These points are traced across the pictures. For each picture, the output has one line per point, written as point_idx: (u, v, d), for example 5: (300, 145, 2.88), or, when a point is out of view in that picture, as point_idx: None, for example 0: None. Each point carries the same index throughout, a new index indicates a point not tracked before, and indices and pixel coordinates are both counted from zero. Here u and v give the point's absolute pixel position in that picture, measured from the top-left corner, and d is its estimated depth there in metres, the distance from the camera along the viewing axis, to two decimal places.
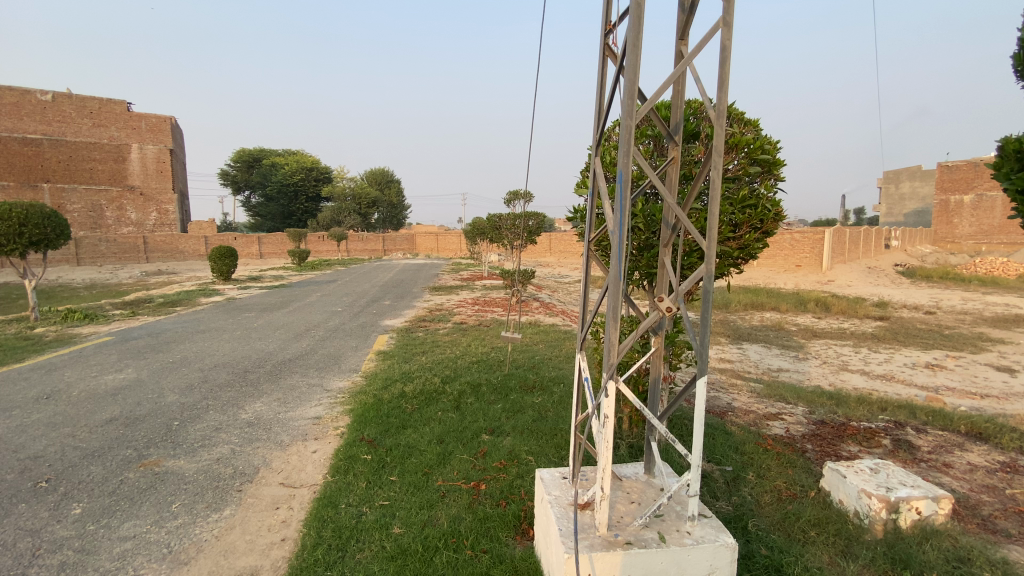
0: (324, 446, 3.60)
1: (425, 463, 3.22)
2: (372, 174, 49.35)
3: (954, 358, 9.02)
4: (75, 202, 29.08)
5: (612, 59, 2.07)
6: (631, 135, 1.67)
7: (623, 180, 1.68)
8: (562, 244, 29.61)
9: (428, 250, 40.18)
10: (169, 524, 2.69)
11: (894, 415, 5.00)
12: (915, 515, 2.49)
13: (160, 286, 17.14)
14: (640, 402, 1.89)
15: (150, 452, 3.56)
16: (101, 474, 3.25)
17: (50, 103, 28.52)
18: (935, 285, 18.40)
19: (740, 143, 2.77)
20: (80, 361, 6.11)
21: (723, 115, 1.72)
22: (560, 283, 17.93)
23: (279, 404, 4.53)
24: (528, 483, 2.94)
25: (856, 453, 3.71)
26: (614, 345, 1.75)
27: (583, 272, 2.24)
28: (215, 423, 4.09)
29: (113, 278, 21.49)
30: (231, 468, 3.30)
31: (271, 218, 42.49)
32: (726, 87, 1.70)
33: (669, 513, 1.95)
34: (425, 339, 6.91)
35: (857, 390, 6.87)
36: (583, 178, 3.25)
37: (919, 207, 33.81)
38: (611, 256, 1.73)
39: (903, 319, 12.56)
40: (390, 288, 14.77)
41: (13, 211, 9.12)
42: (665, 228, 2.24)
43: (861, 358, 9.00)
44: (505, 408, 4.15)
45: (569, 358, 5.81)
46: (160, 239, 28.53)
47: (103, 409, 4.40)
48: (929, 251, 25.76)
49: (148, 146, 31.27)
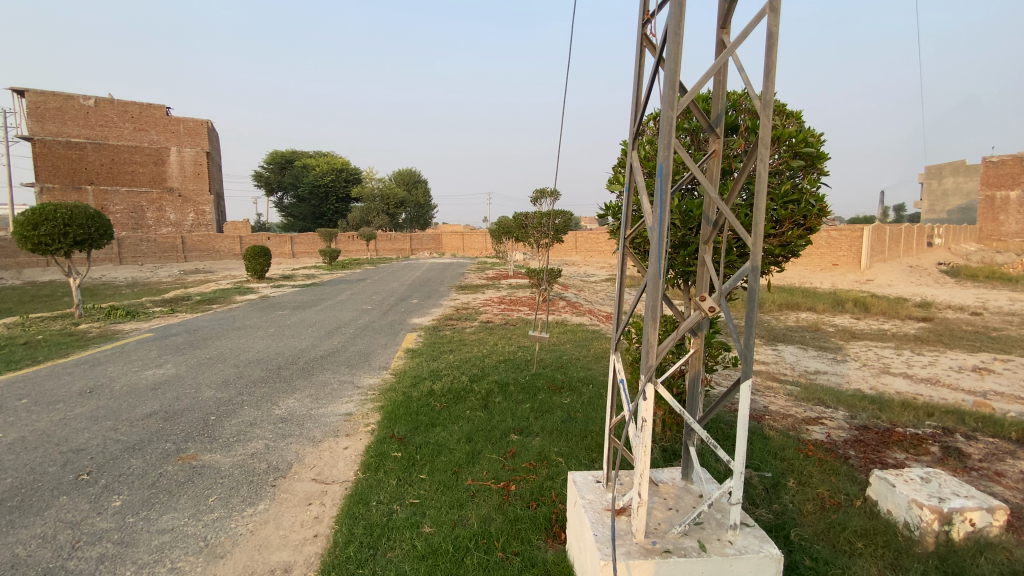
0: (355, 443, 3.63)
1: (454, 462, 3.20)
2: (400, 175, 50.11)
3: (1003, 361, 8.55)
4: (118, 204, 30.46)
5: (650, 50, 2.00)
6: (671, 127, 1.60)
7: (664, 173, 1.60)
8: (588, 243, 29.32)
9: (454, 249, 40.54)
10: (205, 517, 2.75)
11: (942, 420, 4.76)
12: (969, 527, 2.35)
13: (197, 285, 17.75)
14: (680, 406, 1.81)
15: (188, 446, 3.65)
16: (140, 467, 3.35)
17: (93, 109, 29.75)
18: (982, 284, 17.53)
19: (782, 135, 2.66)
20: (122, 356, 6.34)
21: (770, 105, 1.63)
22: (586, 283, 17.80)
23: (312, 400, 4.60)
24: (559, 485, 2.89)
25: (903, 461, 3.54)
26: (653, 347, 1.68)
27: (618, 271, 2.17)
28: (250, 418, 4.17)
29: (153, 276, 22.39)
30: (264, 464, 3.35)
31: (302, 218, 43.52)
32: (773, 75, 1.62)
33: (709, 521, 1.88)
34: (452, 338, 6.93)
35: (900, 394, 6.57)
36: (616, 173, 3.18)
37: (964, 203, 32.23)
38: (650, 254, 1.66)
39: (947, 320, 11.98)
40: (417, 286, 14.92)
41: (58, 212, 9.55)
42: (706, 225, 2.16)
43: (902, 360, 8.63)
44: (534, 408, 4.11)
45: (598, 358, 5.74)
46: (197, 239, 29.61)
47: (143, 404, 4.54)
48: (973, 249, 24.56)
49: (185, 149, 32.39)
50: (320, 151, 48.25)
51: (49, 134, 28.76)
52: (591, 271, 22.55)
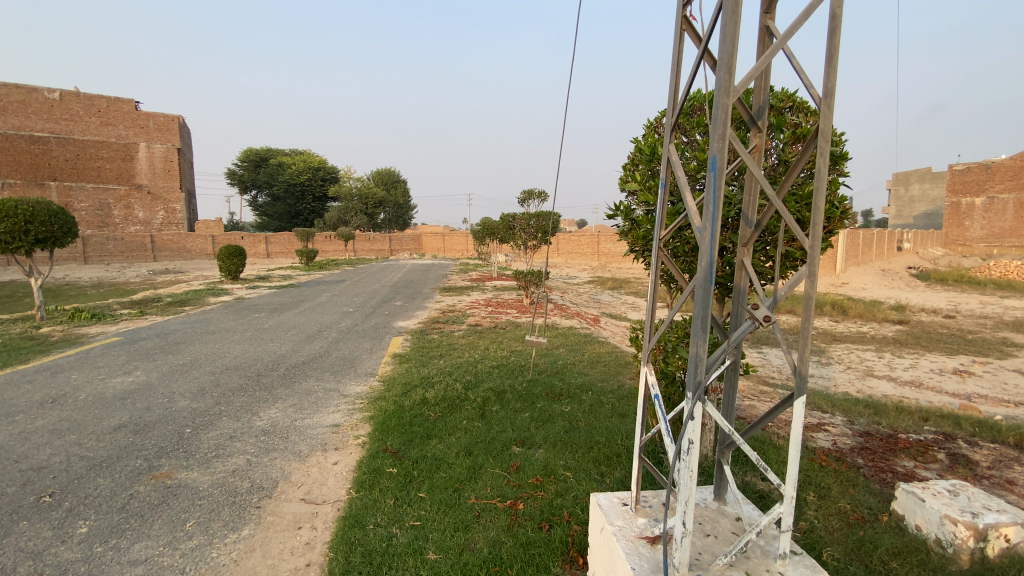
0: (345, 458, 3.39)
1: (455, 478, 2.99)
2: (379, 175, 49.39)
3: (981, 364, 8.70)
4: (83, 201, 29.15)
5: (690, 35, 1.86)
6: (726, 115, 1.46)
7: (718, 166, 1.46)
8: (569, 245, 29.26)
9: (434, 250, 40.16)
10: (183, 545, 2.48)
11: (939, 426, 4.73)
12: (1004, 544, 2.24)
13: (168, 286, 17.01)
14: (727, 425, 1.65)
15: (162, 463, 3.35)
16: (108, 487, 3.05)
17: (58, 102, 28.58)
18: (951, 288, 18.01)
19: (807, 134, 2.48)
20: (87, 363, 5.93)
21: (832, 95, 1.48)
22: (569, 285, 17.73)
23: (295, 410, 4.32)
24: (570, 503, 2.71)
25: (913, 470, 3.46)
26: (702, 359, 1.54)
27: (652, 276, 2.05)
28: (229, 431, 3.88)
29: (120, 277, 21.43)
30: (247, 482, 3.08)
31: (278, 217, 42.55)
32: (837, 60, 1.47)
33: (755, 550, 1.72)
34: (441, 342, 6.70)
35: (887, 398, 6.59)
36: (630, 172, 3.04)
37: (929, 210, 33.25)
38: (700, 257, 1.52)
39: (923, 323, 12.22)
40: (400, 288, 14.63)
41: (19, 208, 8.96)
42: (746, 226, 2.01)
43: (885, 363, 8.72)
44: (534, 417, 3.91)
45: (594, 363, 5.60)
46: (167, 238, 28.63)
47: (112, 416, 4.20)
48: (940, 253, 25.27)
49: (155, 144, 31.28)
50: (296, 149, 47.24)
51: (10, 127, 27.48)
52: (573, 274, 22.49)
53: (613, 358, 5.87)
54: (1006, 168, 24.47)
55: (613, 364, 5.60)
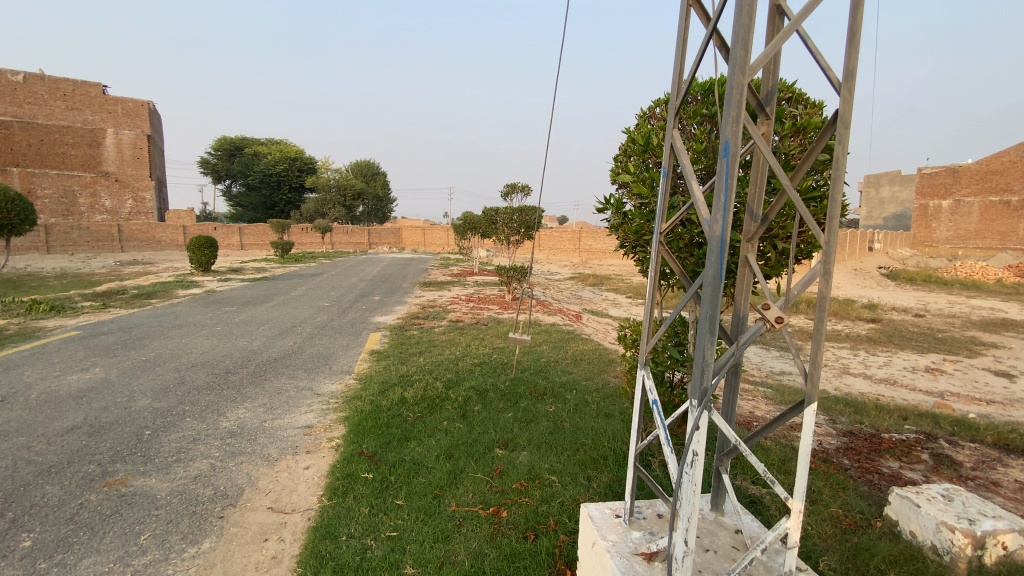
0: (318, 462, 3.19)
1: (434, 484, 2.83)
2: (358, 166, 48.51)
3: (952, 362, 8.90)
4: (47, 187, 27.85)
5: (698, 13, 1.75)
6: (740, 98, 1.37)
7: (731, 155, 1.37)
8: (551, 241, 29.15)
9: (415, 244, 39.71)
10: (135, 562, 2.27)
11: (919, 425, 4.76)
12: (1001, 551, 2.20)
13: (135, 277, 16.32)
14: (733, 434, 1.53)
15: (116, 469, 3.11)
16: (57, 496, 2.80)
17: (21, 84, 27.32)
18: (920, 288, 18.52)
19: (808, 126, 2.35)
20: (42, 358, 5.56)
21: (853, 78, 1.38)
22: (551, 281, 17.66)
23: (265, 410, 4.10)
24: (556, 511, 2.57)
25: (898, 471, 3.43)
26: (709, 364, 1.43)
27: (652, 273, 1.95)
28: (192, 432, 3.65)
29: (84, 267, 20.54)
30: (210, 490, 2.87)
31: (253, 209, 41.52)
32: (858, 41, 1.40)
33: (758, 568, 1.62)
34: (421, 339, 6.51)
35: (864, 395, 6.67)
36: (622, 165, 2.92)
37: (898, 211, 34.15)
38: (710, 253, 1.42)
39: (894, 321, 12.47)
40: (379, 282, 14.29)
41: None
42: (750, 221, 1.90)
43: (860, 361, 8.82)
44: (517, 418, 3.77)
45: (578, 361, 5.48)
46: (136, 228, 27.64)
47: (65, 416, 3.91)
48: (909, 254, 25.95)
49: (124, 131, 30.09)
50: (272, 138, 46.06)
51: None
52: (554, 270, 22.48)
53: (597, 355, 5.77)
54: (971, 172, 25.24)
55: (597, 362, 5.49)
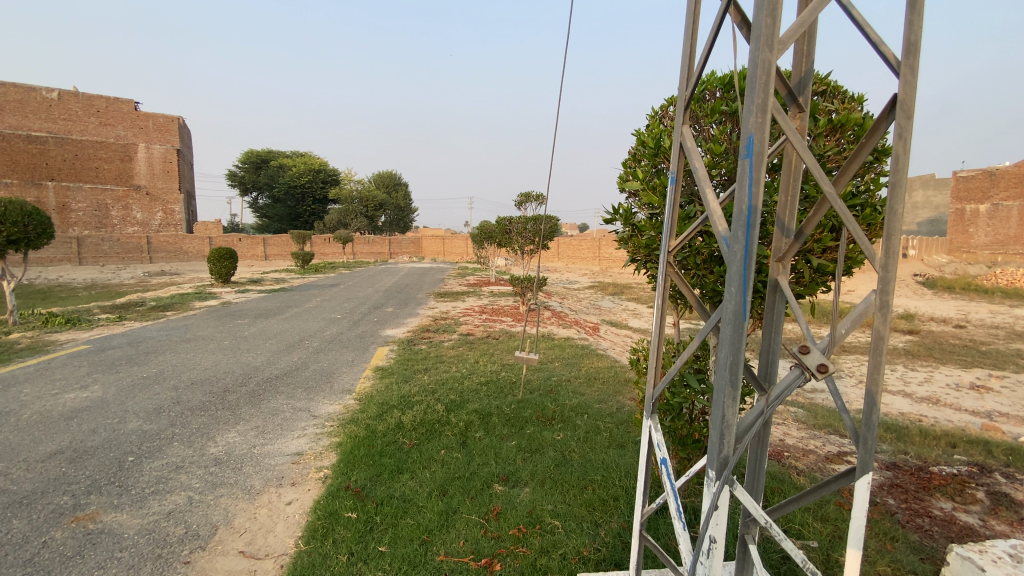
0: (301, 496, 2.94)
1: (423, 527, 2.54)
2: (379, 177, 48.89)
3: (999, 378, 8.21)
4: (81, 201, 28.73)
5: None
6: (766, 80, 1.11)
7: (756, 155, 1.12)
8: (570, 250, 28.79)
9: (434, 254, 39.79)
10: None
11: (970, 454, 4.26)
12: None
13: (158, 288, 16.50)
14: (763, 515, 1.28)
15: (90, 501, 2.90)
16: (21, 533, 2.60)
17: (56, 101, 28.23)
18: (959, 297, 17.53)
19: (847, 122, 2.00)
20: (44, 374, 5.48)
21: (915, 54, 1.14)
22: (569, 290, 17.27)
23: (257, 434, 3.87)
24: (556, 564, 2.28)
25: (952, 514, 2.99)
26: (730, 426, 1.19)
27: (661, 298, 1.69)
28: (176, 460, 3.44)
29: (113, 279, 21.00)
30: (181, 529, 2.64)
31: (278, 219, 42.20)
32: (922, 4, 1.14)
33: None
34: (428, 354, 6.24)
35: (904, 416, 6.13)
36: (630, 171, 2.62)
37: (933, 216, 32.63)
38: (731, 280, 1.18)
39: (934, 333, 11.72)
40: (395, 293, 14.13)
41: None
42: (781, 236, 1.63)
43: (897, 376, 8.22)
44: (522, 447, 3.46)
45: (592, 380, 5.15)
46: (164, 239, 28.26)
47: (51, 439, 3.75)
48: (946, 260, 24.75)
49: (154, 145, 30.95)
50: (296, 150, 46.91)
51: (8, 127, 27.09)
52: (573, 279, 22.08)
53: (612, 374, 5.42)
54: (1011, 175, 24.08)
55: (612, 381, 5.15)
